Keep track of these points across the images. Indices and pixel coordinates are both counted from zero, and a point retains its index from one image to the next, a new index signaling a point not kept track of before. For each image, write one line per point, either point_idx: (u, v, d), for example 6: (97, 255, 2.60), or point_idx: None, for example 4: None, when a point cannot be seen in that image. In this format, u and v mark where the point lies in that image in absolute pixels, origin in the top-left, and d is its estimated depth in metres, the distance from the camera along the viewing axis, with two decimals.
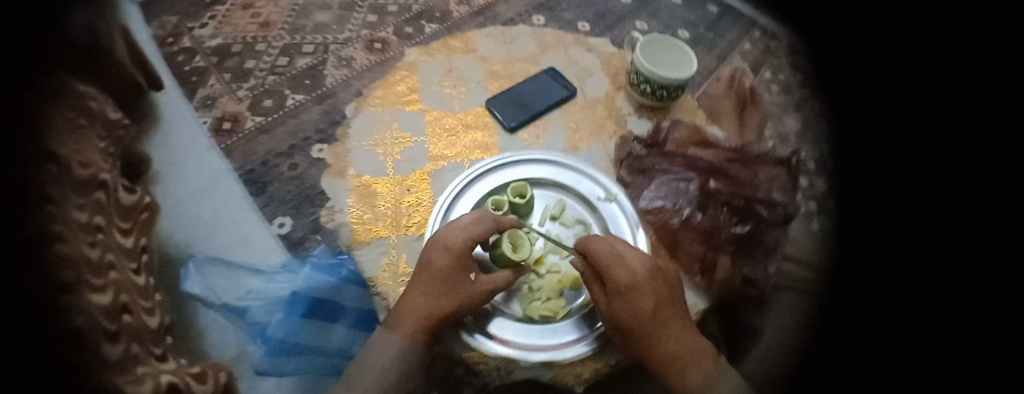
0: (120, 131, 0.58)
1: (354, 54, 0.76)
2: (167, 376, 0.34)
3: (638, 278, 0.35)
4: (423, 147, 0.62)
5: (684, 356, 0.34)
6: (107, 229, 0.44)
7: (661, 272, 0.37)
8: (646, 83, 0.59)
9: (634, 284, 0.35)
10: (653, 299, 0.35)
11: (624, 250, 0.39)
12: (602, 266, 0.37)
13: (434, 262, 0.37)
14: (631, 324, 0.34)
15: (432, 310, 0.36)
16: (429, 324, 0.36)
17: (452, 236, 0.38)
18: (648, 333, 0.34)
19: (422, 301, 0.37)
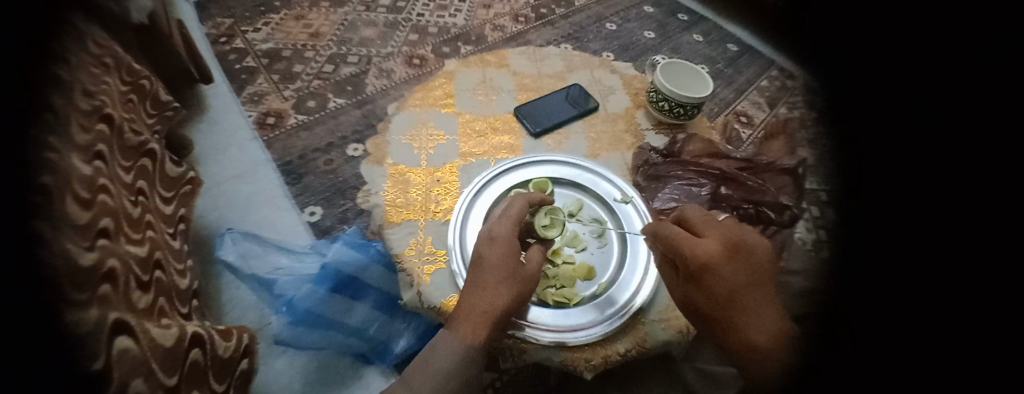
0: (168, 113, 0.65)
1: (394, 67, 0.83)
2: (191, 328, 0.40)
3: (714, 257, 0.35)
4: (455, 145, 0.63)
5: (762, 348, 0.33)
6: (149, 194, 0.50)
7: (743, 249, 0.36)
8: (664, 101, 0.63)
9: (708, 264, 0.35)
10: (736, 276, 0.35)
11: (703, 226, 0.38)
12: (669, 245, 0.38)
13: (485, 258, 0.38)
14: (706, 307, 0.36)
15: (490, 310, 0.36)
16: (488, 327, 0.36)
17: (499, 229, 0.40)
18: (732, 315, 0.34)
19: (484, 298, 0.36)
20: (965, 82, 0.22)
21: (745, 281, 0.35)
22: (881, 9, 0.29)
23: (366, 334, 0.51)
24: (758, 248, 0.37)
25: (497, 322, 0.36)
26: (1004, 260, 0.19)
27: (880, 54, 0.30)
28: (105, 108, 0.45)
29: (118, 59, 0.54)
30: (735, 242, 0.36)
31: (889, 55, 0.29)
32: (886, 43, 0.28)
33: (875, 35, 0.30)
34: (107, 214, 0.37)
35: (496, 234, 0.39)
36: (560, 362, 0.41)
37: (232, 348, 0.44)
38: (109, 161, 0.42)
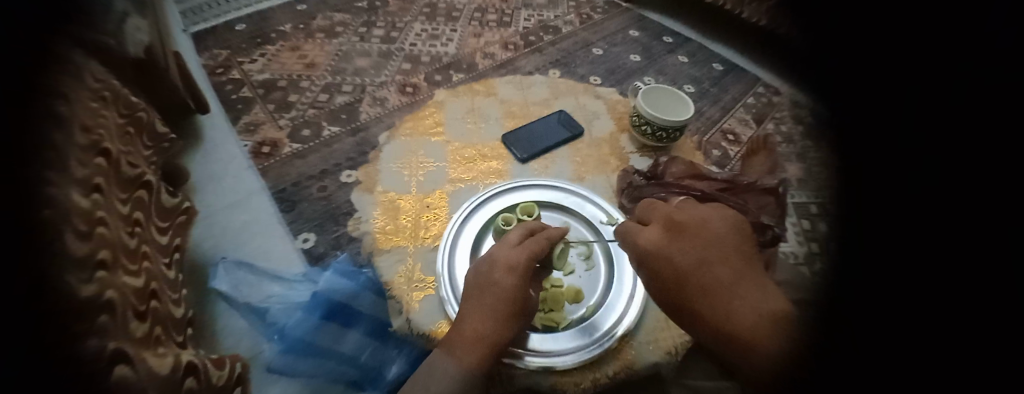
0: (165, 143, 0.67)
1: (387, 95, 0.86)
2: (186, 357, 0.40)
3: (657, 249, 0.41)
4: (444, 172, 0.69)
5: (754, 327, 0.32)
6: (145, 225, 0.50)
7: (692, 231, 0.40)
8: (647, 125, 0.66)
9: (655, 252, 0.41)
10: (695, 255, 0.38)
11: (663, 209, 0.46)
12: (629, 238, 0.45)
13: (500, 282, 0.39)
14: (688, 281, 0.37)
15: (498, 339, 0.38)
16: (493, 352, 0.37)
17: (514, 256, 0.41)
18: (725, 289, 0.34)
19: (490, 326, 0.38)
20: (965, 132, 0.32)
21: (712, 259, 0.37)
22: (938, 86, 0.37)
23: (361, 362, 0.49)
24: (709, 227, 0.40)
25: (497, 349, 0.38)
26: (982, 306, 0.26)
27: (924, 125, 0.37)
28: (104, 142, 0.46)
29: (117, 93, 0.56)
30: (677, 223, 0.42)
31: (935, 125, 0.36)
32: (948, 128, 0.34)
33: (933, 93, 0.37)
34: (105, 246, 0.38)
35: (509, 261, 0.40)
36: (550, 386, 0.42)
37: (226, 377, 0.44)
38: (107, 193, 0.43)
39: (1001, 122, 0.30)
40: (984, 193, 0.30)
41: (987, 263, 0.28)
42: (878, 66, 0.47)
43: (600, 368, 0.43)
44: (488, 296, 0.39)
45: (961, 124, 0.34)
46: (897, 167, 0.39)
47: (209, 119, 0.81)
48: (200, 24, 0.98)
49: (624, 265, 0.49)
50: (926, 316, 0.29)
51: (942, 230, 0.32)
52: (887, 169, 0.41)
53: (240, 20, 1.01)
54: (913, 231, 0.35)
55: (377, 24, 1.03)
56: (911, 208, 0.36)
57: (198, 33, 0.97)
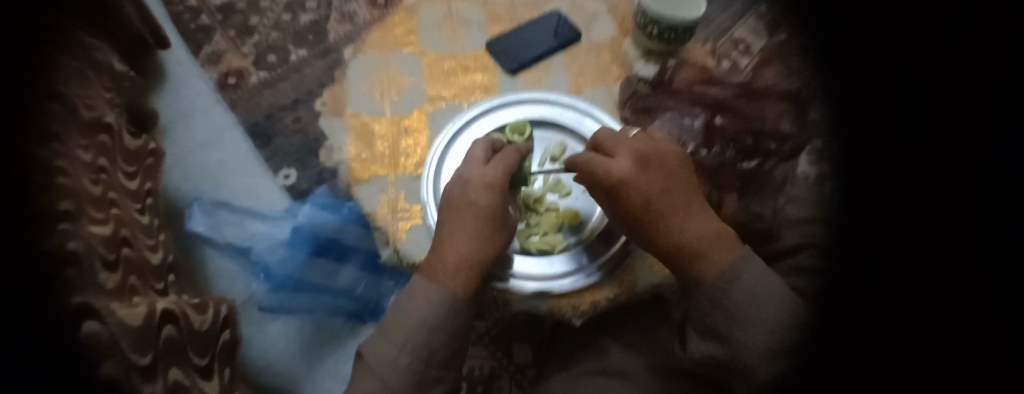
0: (127, 84, 0.58)
1: (358, 9, 0.72)
2: (162, 305, 0.37)
3: (593, 179, 0.38)
4: (422, 89, 0.61)
5: (706, 238, 0.33)
6: (111, 171, 0.44)
7: (654, 158, 0.36)
8: (653, 24, 0.57)
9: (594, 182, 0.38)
10: (646, 180, 0.35)
11: (604, 136, 0.40)
12: (586, 176, 0.39)
13: (478, 201, 0.37)
14: (638, 208, 0.34)
15: (481, 258, 0.36)
16: (476, 273, 0.36)
17: (490, 173, 0.38)
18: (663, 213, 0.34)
19: (473, 246, 0.36)
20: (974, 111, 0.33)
21: (660, 189, 0.34)
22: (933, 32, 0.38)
23: (356, 295, 0.50)
24: (657, 154, 0.37)
25: (484, 267, 0.37)
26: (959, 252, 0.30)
27: (918, 81, 0.38)
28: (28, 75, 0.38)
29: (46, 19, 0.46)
30: (642, 154, 0.37)
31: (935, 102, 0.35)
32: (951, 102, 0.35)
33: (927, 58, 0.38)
34: (69, 196, 0.35)
35: (486, 179, 0.38)
36: (546, 309, 0.43)
37: (210, 321, 0.42)
38: (64, 142, 0.39)
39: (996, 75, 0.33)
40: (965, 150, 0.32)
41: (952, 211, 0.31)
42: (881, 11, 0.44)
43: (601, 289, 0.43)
44: (466, 216, 0.37)
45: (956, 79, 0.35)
46: (885, 117, 0.40)
47: (173, 56, 0.69)
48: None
49: None
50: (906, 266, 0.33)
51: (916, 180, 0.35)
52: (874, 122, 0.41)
53: None
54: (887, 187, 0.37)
55: None
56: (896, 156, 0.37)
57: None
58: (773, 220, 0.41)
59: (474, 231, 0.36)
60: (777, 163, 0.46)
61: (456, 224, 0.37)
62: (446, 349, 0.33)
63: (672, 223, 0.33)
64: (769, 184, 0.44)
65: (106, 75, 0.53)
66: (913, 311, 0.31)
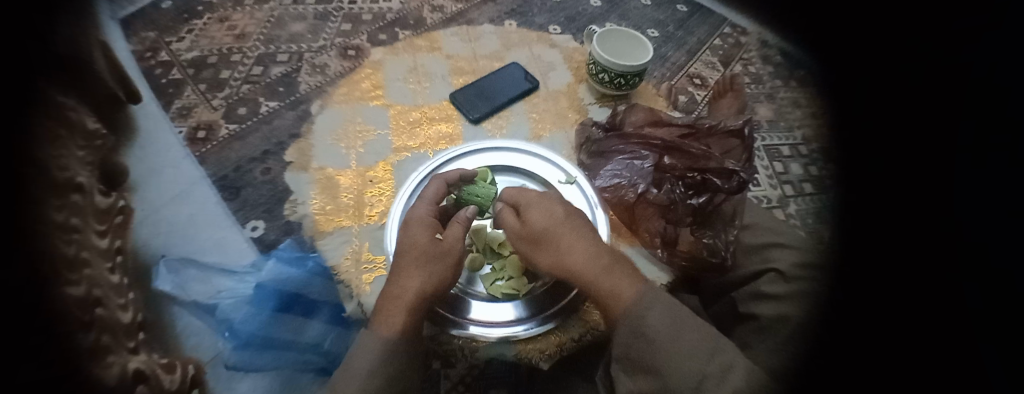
0: (99, 142, 0.53)
1: (328, 62, 0.76)
2: (133, 365, 0.37)
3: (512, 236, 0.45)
4: (388, 140, 0.64)
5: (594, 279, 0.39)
6: (83, 230, 0.43)
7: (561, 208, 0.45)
8: (604, 73, 0.64)
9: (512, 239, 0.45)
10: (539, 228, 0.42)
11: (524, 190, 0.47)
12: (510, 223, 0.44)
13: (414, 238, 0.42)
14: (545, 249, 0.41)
15: (422, 288, 0.39)
16: (417, 304, 0.38)
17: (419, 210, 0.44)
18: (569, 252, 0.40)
19: (416, 278, 0.39)
20: (925, 133, 0.38)
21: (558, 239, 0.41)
22: (896, 77, 0.45)
23: (324, 349, 0.45)
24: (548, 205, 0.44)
25: (425, 303, 0.39)
26: (940, 266, 0.33)
27: (886, 117, 0.45)
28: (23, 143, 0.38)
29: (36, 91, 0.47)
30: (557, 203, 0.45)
31: (894, 125, 0.43)
32: (901, 120, 0.42)
33: (891, 87, 0.45)
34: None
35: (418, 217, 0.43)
36: (515, 356, 0.42)
37: (180, 380, 0.40)
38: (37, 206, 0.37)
39: (947, 101, 0.37)
40: (926, 173, 0.37)
41: (925, 235, 0.35)
42: (859, 50, 0.54)
43: (568, 327, 0.44)
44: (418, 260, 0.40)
45: (912, 110, 0.41)
46: (876, 148, 0.44)
47: (147, 110, 0.66)
48: (128, 6, 0.80)
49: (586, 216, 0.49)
50: (890, 283, 0.35)
51: (896, 203, 0.39)
52: (855, 148, 0.48)
53: None
54: (884, 200, 0.41)
55: None
56: (876, 186, 0.42)
57: (125, 19, 0.79)
58: (728, 251, 0.49)
59: (424, 265, 0.40)
60: (724, 198, 0.50)
61: (402, 267, 0.40)
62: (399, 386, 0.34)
63: (574, 269, 0.40)
64: (717, 221, 0.50)
65: (80, 133, 0.49)
66: (895, 325, 0.33)
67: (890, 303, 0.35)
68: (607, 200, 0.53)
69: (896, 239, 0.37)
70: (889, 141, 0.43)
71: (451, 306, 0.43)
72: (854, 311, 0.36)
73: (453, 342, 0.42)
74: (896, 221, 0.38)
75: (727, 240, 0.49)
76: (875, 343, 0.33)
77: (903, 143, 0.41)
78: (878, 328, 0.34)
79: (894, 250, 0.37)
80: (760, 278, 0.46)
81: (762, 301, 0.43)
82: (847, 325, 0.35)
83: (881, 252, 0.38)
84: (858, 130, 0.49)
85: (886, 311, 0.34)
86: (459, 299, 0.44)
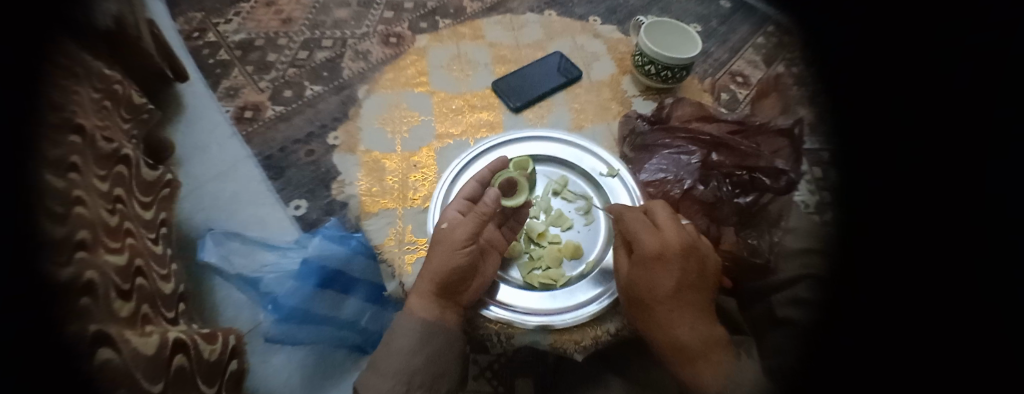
0: (143, 116, 0.58)
1: (371, 49, 0.78)
2: (173, 334, 0.38)
3: (670, 247, 0.37)
4: (431, 126, 0.65)
5: (691, 348, 0.36)
6: (127, 202, 0.44)
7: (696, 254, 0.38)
8: (650, 65, 0.62)
9: (663, 253, 0.37)
10: (693, 299, 0.38)
11: (659, 222, 0.40)
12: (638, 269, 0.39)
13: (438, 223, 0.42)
14: (643, 296, 0.38)
15: (435, 277, 0.39)
16: (433, 288, 0.39)
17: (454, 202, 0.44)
18: (674, 315, 0.36)
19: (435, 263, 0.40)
20: (951, 108, 0.36)
21: (699, 331, 0.36)
22: (925, 68, 0.41)
23: (361, 327, 0.50)
24: (710, 263, 0.40)
25: (444, 289, 0.39)
26: (930, 268, 0.32)
27: (914, 105, 0.40)
28: (76, 116, 0.41)
29: (87, 66, 0.49)
30: (690, 246, 0.38)
31: (924, 105, 0.39)
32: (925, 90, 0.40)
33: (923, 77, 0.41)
34: (85, 226, 0.34)
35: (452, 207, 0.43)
36: (549, 345, 0.42)
37: (219, 350, 0.43)
38: (84, 171, 0.39)
39: (993, 96, 0.33)
40: (954, 169, 0.33)
41: (947, 216, 0.33)
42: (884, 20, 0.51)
43: (607, 321, 0.43)
44: (453, 247, 0.40)
45: (946, 101, 0.37)
46: (886, 144, 0.41)
47: (191, 89, 0.71)
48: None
49: None
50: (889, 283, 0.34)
51: (912, 201, 0.36)
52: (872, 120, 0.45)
53: None
54: (901, 181, 0.38)
55: None
56: (891, 162, 0.40)
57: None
58: (772, 253, 0.46)
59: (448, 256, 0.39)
60: (772, 198, 0.48)
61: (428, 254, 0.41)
62: (427, 371, 0.37)
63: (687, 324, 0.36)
64: (763, 221, 0.48)
65: (124, 105, 0.53)
66: (913, 314, 0.31)
67: (910, 291, 0.32)
68: (652, 195, 0.52)
69: (924, 225, 0.34)
70: (913, 114, 0.40)
71: (486, 290, 0.43)
72: (880, 298, 0.34)
73: (485, 327, 0.43)
74: (920, 204, 0.35)
75: (768, 244, 0.47)
76: (901, 336, 0.30)
77: (932, 132, 0.37)
78: (901, 317, 0.31)
79: (898, 248, 0.35)
80: (797, 286, 0.41)
81: (798, 306, 0.40)
82: (872, 314, 0.33)
83: (898, 235, 0.35)
84: (876, 104, 0.46)
85: (906, 299, 0.32)
86: (496, 284, 0.44)
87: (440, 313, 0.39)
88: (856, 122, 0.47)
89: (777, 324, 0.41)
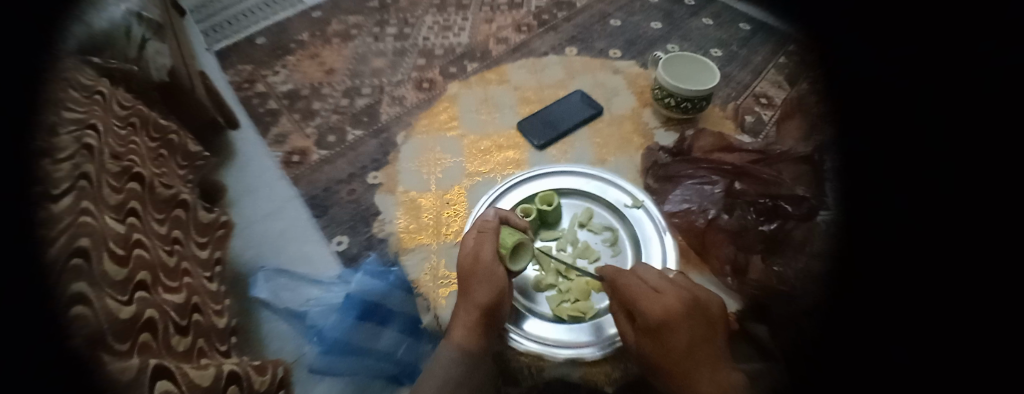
0: (200, 162, 0.69)
1: (405, 94, 0.85)
2: (227, 367, 0.42)
3: (671, 315, 0.35)
4: (461, 166, 0.70)
5: None
6: (184, 242, 0.52)
7: (701, 309, 0.36)
8: (669, 97, 0.63)
9: (668, 319, 0.35)
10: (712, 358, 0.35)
11: (649, 277, 0.39)
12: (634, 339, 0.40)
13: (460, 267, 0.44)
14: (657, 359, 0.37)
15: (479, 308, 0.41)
16: (482, 327, 0.41)
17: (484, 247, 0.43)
18: (681, 373, 0.35)
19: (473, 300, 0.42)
20: (979, 138, 0.40)
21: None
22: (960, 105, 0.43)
23: (396, 358, 0.52)
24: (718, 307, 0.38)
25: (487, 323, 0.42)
26: (943, 288, 0.37)
27: (947, 135, 0.43)
28: (135, 166, 0.48)
29: (149, 120, 0.58)
30: (693, 299, 0.37)
31: (958, 124, 0.42)
32: (953, 99, 0.43)
33: (954, 116, 0.43)
34: (145, 267, 0.40)
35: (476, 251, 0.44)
36: (580, 377, 0.44)
37: (268, 382, 0.46)
38: (143, 216, 0.45)
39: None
40: (984, 201, 0.37)
41: (991, 234, 0.36)
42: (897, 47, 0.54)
43: (621, 361, 0.44)
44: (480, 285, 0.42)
45: (983, 137, 0.40)
46: (923, 176, 0.45)
47: (244, 134, 0.79)
48: (222, 41, 0.97)
49: (653, 241, 0.50)
50: (901, 302, 0.40)
51: (942, 233, 0.39)
52: (900, 146, 0.49)
53: (261, 33, 1.00)
54: (938, 208, 0.41)
55: (390, 22, 1.01)
56: (924, 183, 0.44)
57: (223, 51, 0.96)
58: (796, 280, 0.47)
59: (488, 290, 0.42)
60: (796, 224, 0.51)
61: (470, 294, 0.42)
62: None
63: (709, 386, 0.34)
64: (793, 248, 0.50)
65: (181, 154, 0.64)
66: (943, 324, 0.35)
67: (938, 306, 0.36)
68: (677, 225, 0.55)
69: (955, 247, 0.38)
70: (939, 141, 0.44)
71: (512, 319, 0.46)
72: (913, 315, 0.38)
73: (517, 359, 0.45)
74: (955, 232, 0.38)
75: (797, 271, 0.48)
76: (936, 343, 0.34)
77: (961, 170, 0.40)
78: (934, 327, 0.35)
79: (918, 268, 0.40)
80: (814, 308, 0.45)
81: (822, 318, 0.44)
82: (904, 330, 0.37)
83: (930, 260, 0.39)
84: (901, 132, 0.50)
85: (934, 312, 0.36)
86: (528, 316, 0.46)
87: (480, 344, 0.41)
88: (884, 150, 0.52)
89: (800, 354, 0.41)
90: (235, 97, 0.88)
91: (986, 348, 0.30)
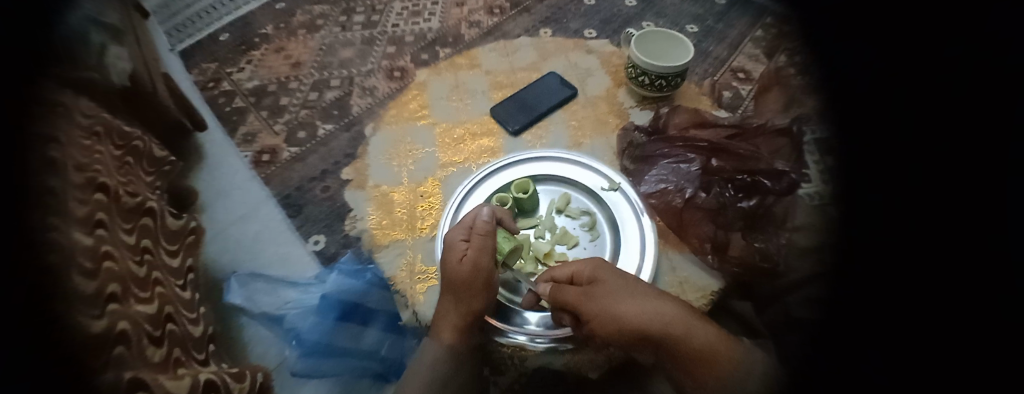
0: (167, 167, 0.64)
1: (377, 84, 0.82)
2: (205, 376, 0.40)
3: (577, 270, 0.41)
4: (435, 157, 0.68)
5: (675, 328, 0.35)
6: (155, 251, 0.49)
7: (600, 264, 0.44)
8: (644, 76, 0.62)
9: (576, 273, 0.41)
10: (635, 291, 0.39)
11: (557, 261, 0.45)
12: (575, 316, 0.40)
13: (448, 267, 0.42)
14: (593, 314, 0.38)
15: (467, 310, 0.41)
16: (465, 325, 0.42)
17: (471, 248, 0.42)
18: (616, 311, 0.37)
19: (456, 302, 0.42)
20: (946, 105, 0.35)
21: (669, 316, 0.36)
22: (934, 75, 0.38)
23: (381, 356, 0.51)
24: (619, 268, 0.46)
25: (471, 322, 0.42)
26: (927, 287, 0.30)
27: (915, 104, 0.39)
28: (99, 176, 0.45)
29: (108, 124, 0.54)
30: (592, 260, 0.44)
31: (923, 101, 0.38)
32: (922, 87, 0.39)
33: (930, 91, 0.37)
34: (116, 280, 0.38)
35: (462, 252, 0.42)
36: (562, 365, 0.44)
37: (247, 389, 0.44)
38: (110, 226, 0.42)
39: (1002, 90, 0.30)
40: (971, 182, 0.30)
41: (972, 210, 0.30)
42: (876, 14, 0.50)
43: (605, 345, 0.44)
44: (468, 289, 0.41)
45: (949, 105, 0.35)
46: (894, 153, 0.40)
47: (209, 136, 0.75)
48: (185, 40, 0.90)
49: (631, 223, 0.50)
50: (889, 285, 0.34)
51: (935, 208, 0.33)
52: (878, 121, 0.44)
53: (221, 27, 0.94)
54: (921, 183, 0.35)
55: (357, 9, 0.96)
56: (902, 155, 0.39)
57: (185, 50, 0.89)
58: (781, 255, 0.47)
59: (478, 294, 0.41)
60: (776, 199, 0.51)
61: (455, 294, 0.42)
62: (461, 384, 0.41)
63: (642, 309, 0.37)
64: (771, 221, 0.50)
65: (147, 159, 0.59)
66: (932, 322, 0.29)
67: (926, 295, 0.30)
68: (655, 206, 0.55)
69: (945, 226, 0.31)
70: (924, 106, 0.38)
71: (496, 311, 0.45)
72: (887, 307, 0.33)
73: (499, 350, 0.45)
74: (942, 206, 0.32)
75: (780, 246, 0.47)
76: (929, 346, 0.27)
77: (936, 139, 0.35)
78: (918, 324, 0.30)
79: (897, 262, 0.34)
80: (805, 288, 0.41)
81: (812, 304, 0.38)
82: (882, 323, 0.32)
83: (912, 250, 0.33)
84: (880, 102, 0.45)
85: (918, 306, 0.30)
86: (509, 307, 0.46)
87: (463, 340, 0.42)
88: (862, 125, 0.46)
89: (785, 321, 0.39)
90: (199, 96, 0.82)
91: (985, 343, 0.24)
